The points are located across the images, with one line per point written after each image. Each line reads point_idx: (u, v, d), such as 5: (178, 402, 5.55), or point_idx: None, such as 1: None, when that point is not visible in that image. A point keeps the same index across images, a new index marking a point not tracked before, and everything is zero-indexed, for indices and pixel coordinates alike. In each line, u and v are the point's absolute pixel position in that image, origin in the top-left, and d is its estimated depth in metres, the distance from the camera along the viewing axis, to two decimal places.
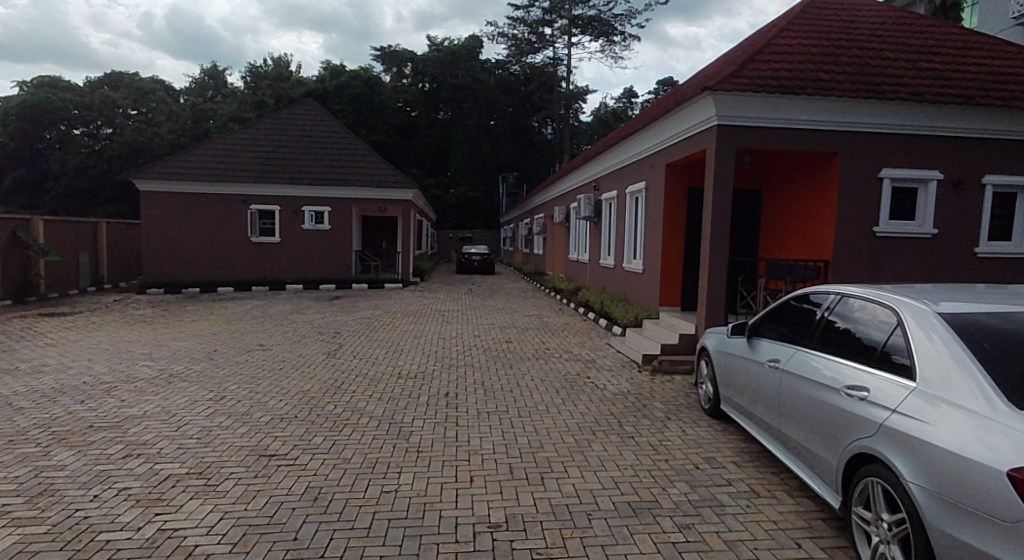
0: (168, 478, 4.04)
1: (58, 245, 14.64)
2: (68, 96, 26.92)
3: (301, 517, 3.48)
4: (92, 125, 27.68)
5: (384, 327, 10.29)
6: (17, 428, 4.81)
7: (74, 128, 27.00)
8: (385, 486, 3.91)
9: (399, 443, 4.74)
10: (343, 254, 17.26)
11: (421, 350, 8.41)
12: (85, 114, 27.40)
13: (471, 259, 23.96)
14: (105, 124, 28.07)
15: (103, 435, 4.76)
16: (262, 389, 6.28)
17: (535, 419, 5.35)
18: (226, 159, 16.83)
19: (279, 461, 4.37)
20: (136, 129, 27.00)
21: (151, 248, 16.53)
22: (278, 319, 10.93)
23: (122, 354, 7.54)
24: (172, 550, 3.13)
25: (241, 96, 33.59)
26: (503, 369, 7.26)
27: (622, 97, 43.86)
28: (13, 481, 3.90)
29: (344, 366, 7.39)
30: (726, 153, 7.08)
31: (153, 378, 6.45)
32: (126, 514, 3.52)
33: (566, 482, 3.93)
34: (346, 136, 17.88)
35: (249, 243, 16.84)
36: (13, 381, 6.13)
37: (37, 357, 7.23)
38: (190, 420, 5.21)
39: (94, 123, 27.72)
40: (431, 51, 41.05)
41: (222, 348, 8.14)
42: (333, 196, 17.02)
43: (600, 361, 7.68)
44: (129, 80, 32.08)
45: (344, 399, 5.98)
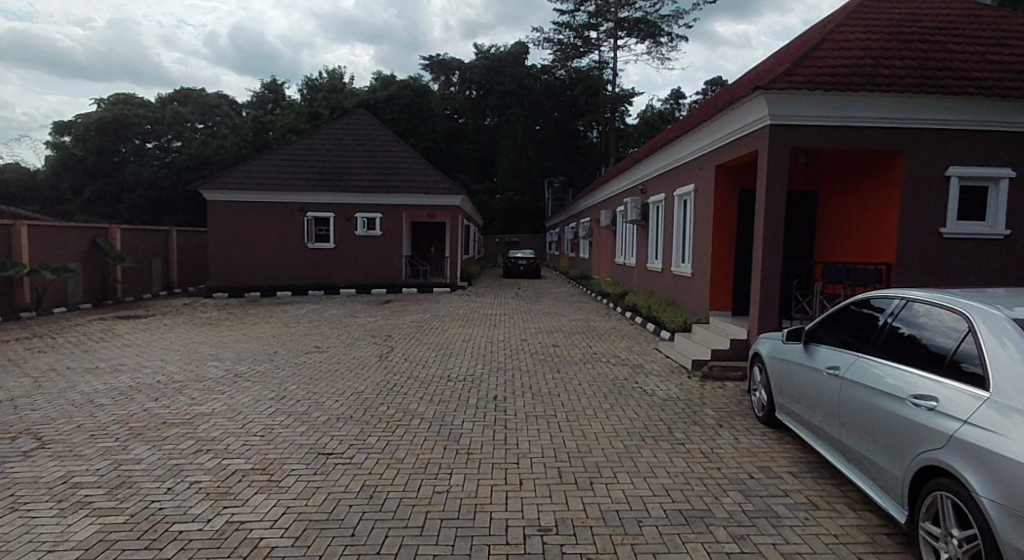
0: (235, 473, 4.26)
1: (134, 252, 15.60)
2: (142, 112, 28.78)
3: (358, 514, 3.61)
4: (163, 138, 29.35)
5: (433, 331, 10.50)
6: (99, 423, 5.17)
7: (147, 142, 28.72)
8: (436, 487, 4.00)
9: (449, 445, 4.84)
10: (393, 259, 17.67)
11: (470, 353, 8.54)
12: (157, 129, 29.12)
13: (517, 263, 24.08)
14: (175, 137, 29.70)
15: (175, 431, 5.06)
16: (319, 389, 6.52)
17: (583, 423, 5.35)
18: (283, 168, 17.54)
19: (336, 459, 4.54)
20: (203, 142, 28.46)
21: (215, 254, 17.34)
22: (333, 321, 11.31)
23: (191, 355, 7.98)
24: (239, 542, 3.30)
25: (298, 108, 34.94)
26: (550, 373, 7.30)
27: (669, 99, 43.23)
28: (95, 473, 4.20)
29: (396, 368, 7.60)
30: (779, 153, 6.92)
31: (220, 377, 6.82)
32: (197, 506, 3.74)
33: (615, 488, 3.93)
34: (396, 144, 18.35)
35: (306, 249, 17.45)
36: (95, 379, 6.58)
37: (116, 357, 7.73)
38: (254, 418, 5.47)
39: (164, 137, 29.41)
40: (477, 59, 41.08)
41: (281, 350, 8.49)
42: (384, 203, 17.47)
43: (649, 366, 7.60)
44: (195, 95, 33.88)
45: (396, 400, 6.15)
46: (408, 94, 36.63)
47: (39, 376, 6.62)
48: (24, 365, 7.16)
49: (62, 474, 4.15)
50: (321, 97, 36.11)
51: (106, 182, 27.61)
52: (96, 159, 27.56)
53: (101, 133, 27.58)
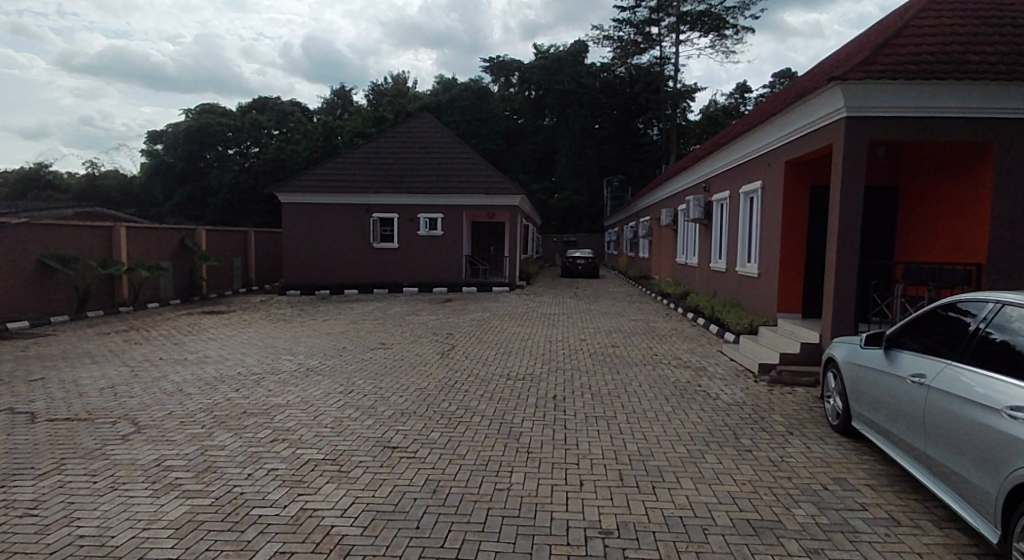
0: (308, 462, 4.49)
1: (217, 251, 16.63)
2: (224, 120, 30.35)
3: (423, 507, 3.73)
4: (243, 145, 30.92)
5: (493, 329, 10.63)
6: (187, 411, 5.56)
7: (229, 148, 30.39)
8: (498, 484, 4.07)
9: (510, 443, 4.91)
10: (453, 259, 17.97)
11: (530, 352, 8.59)
12: (238, 136, 30.49)
13: (576, 263, 23.95)
14: (253, 143, 31.21)
15: (255, 421, 5.38)
16: (384, 385, 6.73)
17: (645, 426, 5.29)
18: (351, 171, 18.20)
19: (401, 453, 4.70)
20: (278, 146, 29.38)
21: (288, 253, 18.18)
22: (398, 319, 11.64)
23: (268, 348, 8.44)
24: (312, 529, 3.47)
25: (365, 112, 36.12)
26: (610, 374, 7.24)
27: (734, 94, 41.85)
28: (185, 457, 4.53)
29: (458, 365, 7.74)
30: (857, 146, 6.58)
31: (294, 371, 7.17)
32: (274, 492, 3.97)
33: (679, 493, 3.87)
34: (457, 145, 18.66)
35: (371, 249, 18.04)
36: (185, 369, 7.07)
37: (202, 349, 8.28)
38: (324, 411, 5.73)
39: (244, 143, 30.66)
40: (537, 59, 41.06)
41: (349, 346, 8.81)
42: (445, 204, 17.81)
43: (713, 369, 7.40)
44: (272, 104, 35.06)
45: (457, 397, 6.28)
46: (469, 96, 37.28)
47: (136, 366, 7.17)
48: (124, 355, 7.77)
49: (156, 457, 4.49)
50: (387, 102, 37.24)
51: (192, 186, 29.56)
52: (184, 165, 29.59)
53: (188, 141, 29.49)
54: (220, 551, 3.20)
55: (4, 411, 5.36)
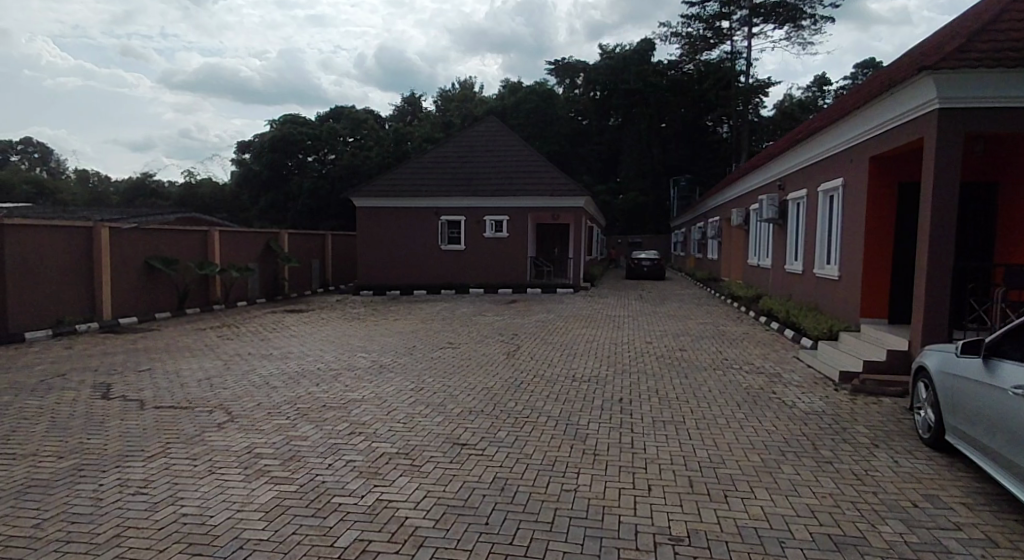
0: (383, 456, 4.70)
1: (298, 253, 17.57)
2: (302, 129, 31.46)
3: (492, 504, 3.81)
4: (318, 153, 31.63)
5: (559, 330, 10.68)
6: (273, 402, 5.94)
7: (308, 156, 31.74)
8: (565, 485, 4.11)
9: (576, 444, 4.93)
10: (518, 260, 18.15)
11: (596, 354, 8.57)
12: (316, 144, 31.39)
13: (641, 264, 23.55)
14: (328, 152, 31.64)
15: (333, 414, 5.67)
16: (452, 383, 6.92)
17: (716, 432, 5.17)
18: (421, 175, 18.74)
19: (470, 450, 4.82)
20: (353, 153, 30.66)
21: (362, 255, 18.92)
22: (466, 319, 11.91)
23: (344, 346, 8.86)
24: (387, 519, 3.63)
25: (433, 118, 37.05)
26: (679, 378, 7.11)
27: (812, 87, 39.94)
28: (272, 445, 4.84)
29: (524, 365, 7.84)
30: (951, 140, 6.15)
31: (369, 367, 7.51)
32: (352, 482, 4.19)
33: (753, 503, 3.77)
34: (522, 147, 18.81)
35: (439, 250, 18.51)
36: (271, 363, 7.56)
37: (285, 345, 8.80)
38: (397, 407, 5.96)
39: (322, 151, 31.58)
40: (602, 59, 40.53)
41: (418, 344, 9.11)
42: (511, 206, 18.01)
43: (789, 376, 7.12)
44: (347, 112, 36.18)
45: (523, 397, 6.37)
46: (534, 99, 37.49)
47: (228, 359, 7.72)
48: (218, 349, 8.39)
49: (247, 445, 4.83)
50: (454, 107, 38.12)
51: (276, 193, 31.33)
52: (268, 172, 31.37)
53: (272, 150, 31.27)
54: (305, 535, 3.40)
55: (118, 398, 5.91)
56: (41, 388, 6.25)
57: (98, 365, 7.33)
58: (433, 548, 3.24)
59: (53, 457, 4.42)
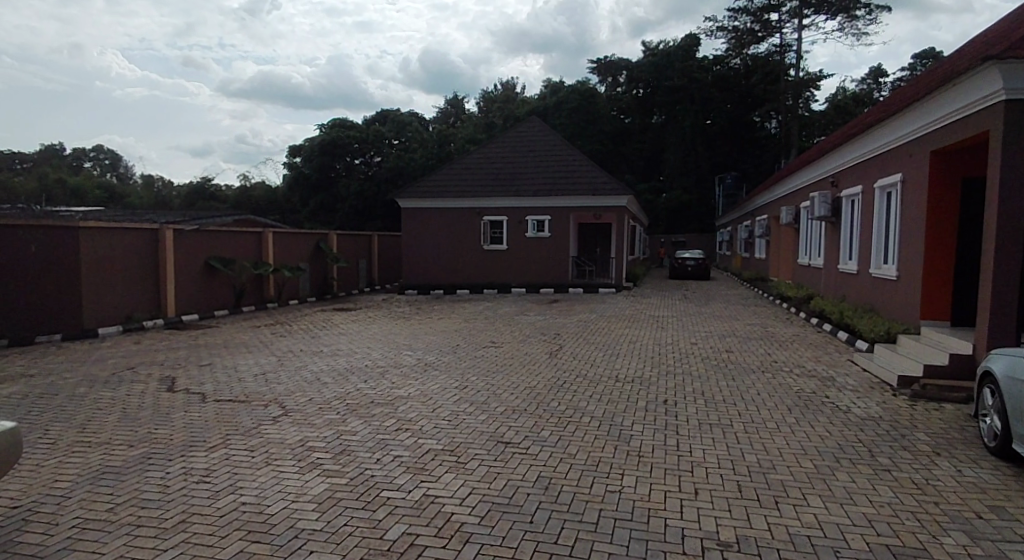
0: (429, 452, 4.80)
1: (346, 253, 18.05)
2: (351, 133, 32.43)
3: (536, 503, 3.84)
4: (366, 156, 32.69)
5: (602, 330, 10.61)
6: (324, 398, 6.15)
7: (355, 159, 32.53)
8: (609, 486, 4.10)
9: (619, 445, 4.91)
10: (561, 260, 18.12)
11: (640, 354, 8.50)
12: (363, 147, 32.34)
13: (685, 264, 23.13)
14: (376, 154, 32.73)
15: (381, 410, 5.83)
16: (495, 382, 6.99)
17: (765, 436, 5.06)
18: (464, 177, 18.96)
19: (514, 448, 4.87)
20: (397, 155, 31.25)
21: (407, 256, 19.25)
22: (508, 319, 11.98)
23: (391, 344, 9.06)
24: (434, 514, 3.70)
25: (476, 119, 37.37)
26: (726, 380, 6.98)
27: (867, 79, 38.41)
28: (323, 439, 5.02)
29: (566, 365, 7.85)
30: (1020, 133, 5.83)
31: (414, 365, 7.67)
32: (400, 477, 4.29)
33: (806, 511, 3.67)
34: (564, 147, 18.76)
35: (481, 251, 18.67)
36: (321, 360, 7.81)
37: (334, 343, 9.08)
38: (441, 404, 6.06)
39: (368, 154, 32.49)
40: (645, 55, 39.99)
41: (462, 343, 9.23)
42: (553, 205, 18.01)
43: (843, 380, 6.88)
44: (392, 115, 36.89)
45: (566, 397, 6.37)
46: (576, 98, 37.34)
47: (281, 356, 8.01)
48: (272, 346, 8.71)
49: (300, 438, 5.01)
50: (496, 108, 38.37)
51: (324, 195, 32.23)
52: (317, 175, 32.30)
53: (320, 153, 32.18)
54: (356, 527, 3.51)
55: (182, 391, 6.24)
56: (112, 380, 6.64)
57: (163, 360, 7.73)
58: (479, 545, 3.29)
59: (124, 445, 4.70)
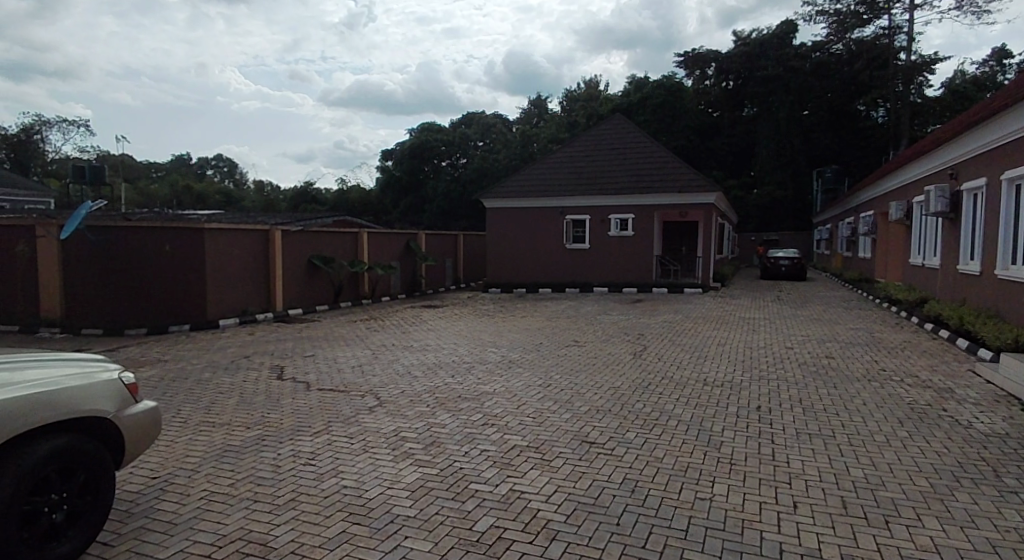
0: (514, 447, 4.91)
1: (434, 252, 18.70)
2: (439, 135, 33.53)
3: (622, 505, 3.83)
4: (453, 157, 33.74)
5: (690, 331, 10.33)
6: (416, 390, 6.43)
7: (442, 161, 33.63)
8: (699, 493, 4.01)
9: (710, 451, 4.78)
10: (644, 259, 17.79)
11: (731, 357, 8.20)
12: (450, 149, 33.46)
13: (778, 264, 21.93)
14: (462, 155, 33.70)
15: (468, 404, 6.02)
16: (579, 381, 7.00)
17: (871, 450, 4.75)
18: (547, 176, 19.07)
19: (598, 448, 4.88)
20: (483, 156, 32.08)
21: (491, 254, 19.59)
22: (592, 317, 11.97)
23: (477, 340, 9.33)
24: (520, 509, 3.79)
25: (559, 119, 37.38)
26: (826, 388, 6.60)
27: (991, 60, 34.72)
28: (415, 430, 5.25)
29: (651, 366, 7.73)
30: None
31: (500, 361, 7.85)
32: (488, 471, 4.43)
33: (920, 532, 3.42)
34: (650, 143, 18.35)
35: (564, 249, 18.68)
36: (412, 354, 8.17)
37: (424, 338, 9.47)
38: (526, 401, 6.17)
39: (455, 156, 33.51)
40: (737, 45, 38.24)
41: (545, 341, 9.32)
42: (637, 204, 17.72)
43: (962, 392, 6.30)
44: (477, 117, 37.67)
45: (652, 398, 6.28)
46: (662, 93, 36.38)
47: (376, 349, 8.47)
48: (368, 340, 9.22)
49: (394, 428, 5.28)
50: (580, 106, 38.15)
51: (413, 196, 33.50)
52: (407, 177, 33.64)
53: (409, 156, 33.51)
54: (447, 516, 3.66)
55: (289, 379, 6.75)
56: (231, 367, 7.30)
57: (273, 350, 8.40)
58: (565, 543, 3.33)
59: (242, 427, 5.17)
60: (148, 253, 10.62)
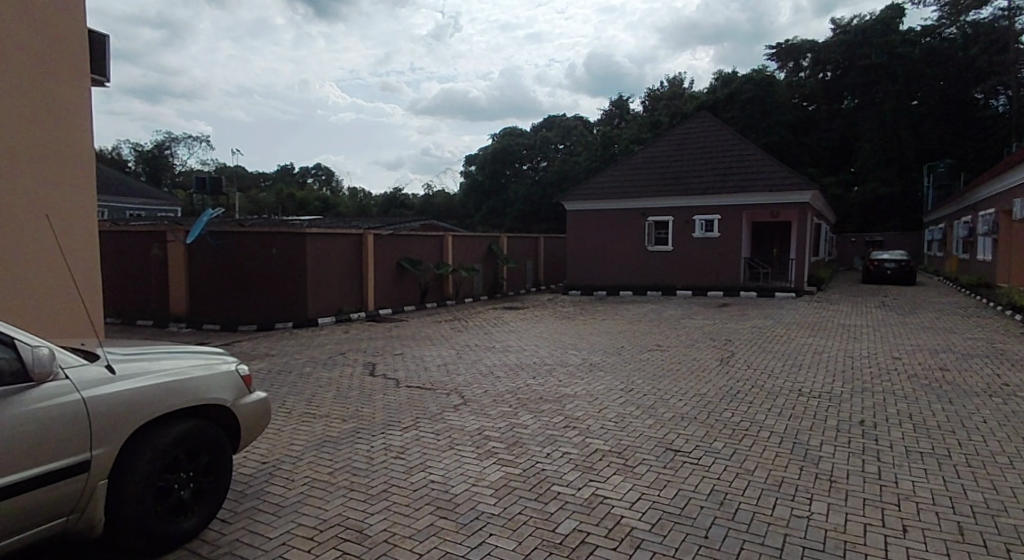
0: (596, 451, 4.90)
1: (515, 255, 18.97)
2: (520, 139, 34.02)
3: (711, 517, 3.73)
4: (534, 161, 34.07)
5: (782, 338, 9.86)
6: (498, 390, 6.57)
7: (523, 165, 34.07)
8: (795, 510, 3.83)
9: (806, 466, 4.55)
10: (732, 261, 17.13)
11: (828, 366, 7.75)
12: (531, 153, 33.85)
13: (883, 266, 20.42)
14: (542, 159, 33.99)
15: (550, 406, 6.07)
16: (662, 387, 6.86)
17: (995, 472, 4.32)
18: (630, 177, 18.79)
19: (684, 457, 4.77)
20: (564, 159, 32.23)
21: (572, 257, 19.52)
22: (675, 321, 11.70)
23: (557, 342, 9.39)
24: (603, 514, 3.79)
25: (642, 119, 36.75)
26: (939, 403, 6.07)
27: None
28: (498, 429, 5.37)
29: (739, 373, 7.44)
30: None
31: (580, 364, 7.85)
32: (570, 473, 4.46)
33: None
34: (738, 140, 17.61)
35: (646, 251, 18.33)
36: (495, 355, 8.35)
37: (506, 339, 9.65)
38: (608, 405, 6.13)
39: (535, 159, 33.87)
40: (835, 34, 35.99)
41: (627, 345, 9.22)
42: (724, 204, 17.07)
43: None
44: (558, 119, 37.81)
45: (741, 407, 6.05)
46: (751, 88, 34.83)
47: (460, 348, 8.72)
48: (452, 340, 9.52)
49: (478, 426, 5.43)
50: (663, 105, 37.28)
51: (495, 200, 34.15)
52: (489, 181, 34.36)
53: (492, 161, 34.22)
54: (530, 517, 3.73)
55: (380, 376, 7.11)
56: (327, 363, 7.78)
57: (365, 347, 8.87)
58: (650, 552, 3.30)
59: (339, 419, 5.52)
60: (259, 255, 11.50)
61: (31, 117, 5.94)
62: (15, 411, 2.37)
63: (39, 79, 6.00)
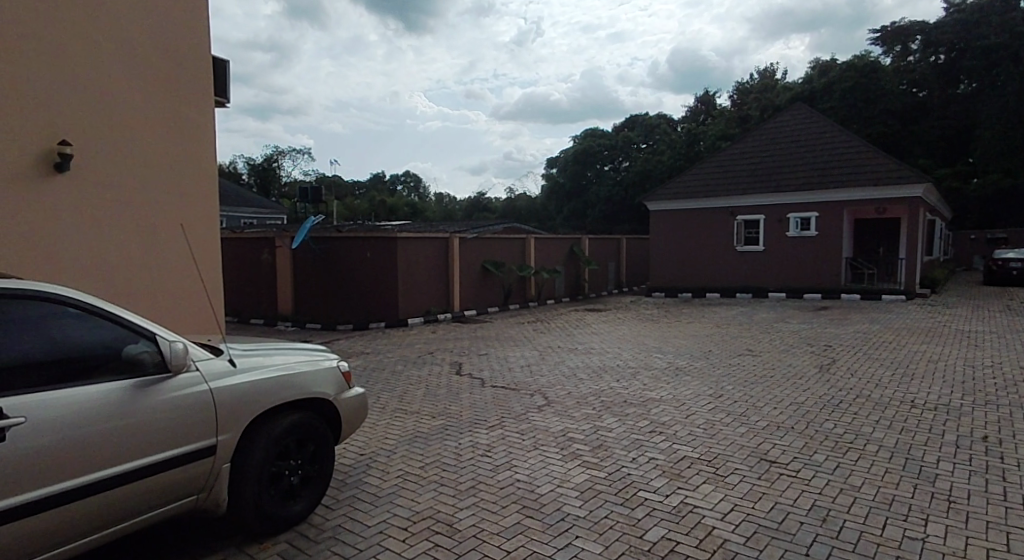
0: (685, 458, 4.79)
1: (596, 256, 18.84)
2: (602, 140, 33.72)
3: (812, 534, 3.55)
4: (616, 161, 33.58)
5: (888, 344, 9.15)
6: (582, 393, 6.57)
7: (605, 166, 33.74)
8: (908, 531, 3.56)
9: (920, 485, 4.21)
10: (831, 261, 16.08)
11: (944, 376, 7.10)
12: (612, 153, 33.45)
13: (1007, 267, 18.34)
14: (624, 159, 33.46)
15: (635, 410, 5.99)
16: (754, 393, 6.57)
17: None
18: (717, 175, 18.12)
19: (780, 469, 4.55)
20: (647, 158, 31.61)
21: (656, 258, 19.10)
22: (767, 326, 11.16)
23: (642, 345, 9.23)
24: (694, 524, 3.70)
25: (730, 113, 35.34)
26: None
27: None
28: (582, 432, 5.37)
29: (840, 381, 6.99)
30: None
31: (666, 368, 7.68)
32: (657, 480, 4.38)
33: None
34: (838, 133, 16.57)
35: (736, 252, 17.58)
36: (578, 357, 8.36)
37: (589, 341, 9.62)
38: (696, 411, 5.96)
39: (618, 159, 33.43)
40: (950, 13, 33.04)
41: (715, 349, 8.92)
42: (822, 201, 16.06)
43: None
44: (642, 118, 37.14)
45: (844, 418, 5.69)
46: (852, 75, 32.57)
47: (543, 350, 8.80)
48: (535, 341, 9.63)
49: (563, 428, 5.46)
50: (753, 99, 35.68)
51: (577, 201, 34.05)
52: (570, 183, 34.33)
53: (574, 162, 34.19)
54: (617, 522, 3.71)
55: (466, 375, 7.30)
56: (417, 362, 8.10)
57: (452, 347, 9.15)
58: None
59: (429, 416, 5.73)
60: (353, 258, 12.16)
61: (169, 132, 6.65)
62: (156, 399, 2.67)
63: (176, 98, 6.71)
